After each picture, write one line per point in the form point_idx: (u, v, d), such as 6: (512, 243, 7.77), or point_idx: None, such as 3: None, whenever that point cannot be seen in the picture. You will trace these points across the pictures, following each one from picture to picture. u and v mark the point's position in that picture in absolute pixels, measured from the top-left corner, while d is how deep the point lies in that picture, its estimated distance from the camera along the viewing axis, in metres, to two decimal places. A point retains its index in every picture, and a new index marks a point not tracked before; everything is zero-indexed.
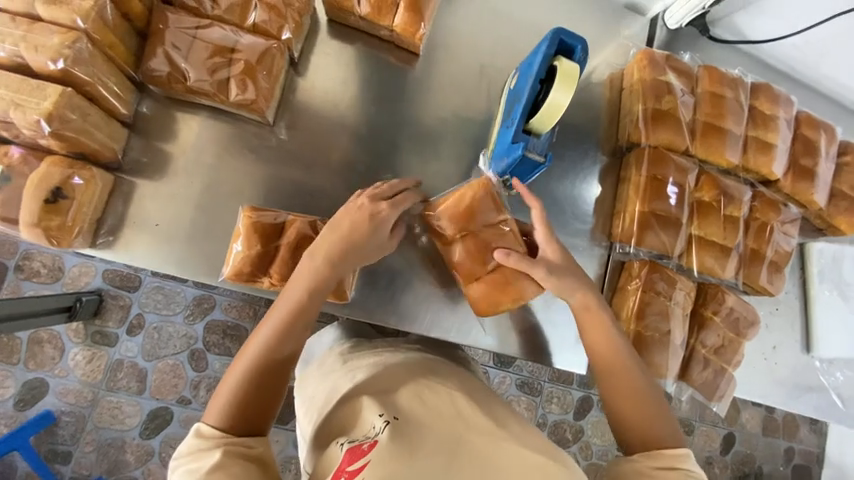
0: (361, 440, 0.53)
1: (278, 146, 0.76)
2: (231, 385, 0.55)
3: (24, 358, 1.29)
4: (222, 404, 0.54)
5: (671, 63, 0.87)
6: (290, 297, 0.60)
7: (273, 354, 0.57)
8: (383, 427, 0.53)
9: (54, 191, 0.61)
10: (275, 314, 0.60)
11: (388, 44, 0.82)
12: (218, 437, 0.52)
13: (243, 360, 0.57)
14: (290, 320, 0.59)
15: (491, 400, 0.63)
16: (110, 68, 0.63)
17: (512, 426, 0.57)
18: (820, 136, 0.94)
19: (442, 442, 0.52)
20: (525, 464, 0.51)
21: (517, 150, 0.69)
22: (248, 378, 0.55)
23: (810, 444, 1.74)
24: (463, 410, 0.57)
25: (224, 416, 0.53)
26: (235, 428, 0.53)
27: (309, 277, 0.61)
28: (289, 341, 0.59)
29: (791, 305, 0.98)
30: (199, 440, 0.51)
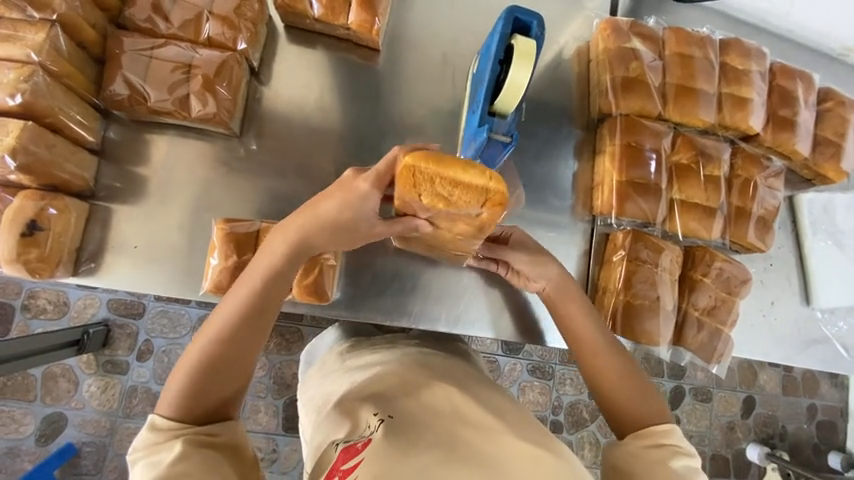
0: (356, 439, 0.53)
1: (249, 156, 0.76)
2: (185, 375, 0.55)
3: (39, 394, 1.31)
4: (176, 392, 0.54)
5: (636, 29, 0.86)
6: (248, 287, 0.59)
7: (228, 346, 0.56)
8: (378, 425, 0.53)
9: (30, 224, 0.61)
10: (230, 305, 0.58)
11: (347, 43, 0.82)
12: (175, 429, 0.52)
13: (198, 350, 0.56)
14: (245, 312, 0.58)
15: (491, 391, 0.62)
16: (70, 98, 0.64)
17: (512, 418, 0.56)
18: (797, 85, 0.92)
19: (437, 437, 0.52)
20: (523, 457, 0.49)
21: (482, 133, 0.69)
22: (203, 370, 0.55)
23: (831, 399, 1.72)
24: (459, 404, 0.57)
25: (179, 405, 0.53)
26: (192, 418, 0.54)
27: (270, 266, 0.59)
28: (246, 334, 0.57)
29: (785, 259, 0.97)
30: (156, 434, 0.51)
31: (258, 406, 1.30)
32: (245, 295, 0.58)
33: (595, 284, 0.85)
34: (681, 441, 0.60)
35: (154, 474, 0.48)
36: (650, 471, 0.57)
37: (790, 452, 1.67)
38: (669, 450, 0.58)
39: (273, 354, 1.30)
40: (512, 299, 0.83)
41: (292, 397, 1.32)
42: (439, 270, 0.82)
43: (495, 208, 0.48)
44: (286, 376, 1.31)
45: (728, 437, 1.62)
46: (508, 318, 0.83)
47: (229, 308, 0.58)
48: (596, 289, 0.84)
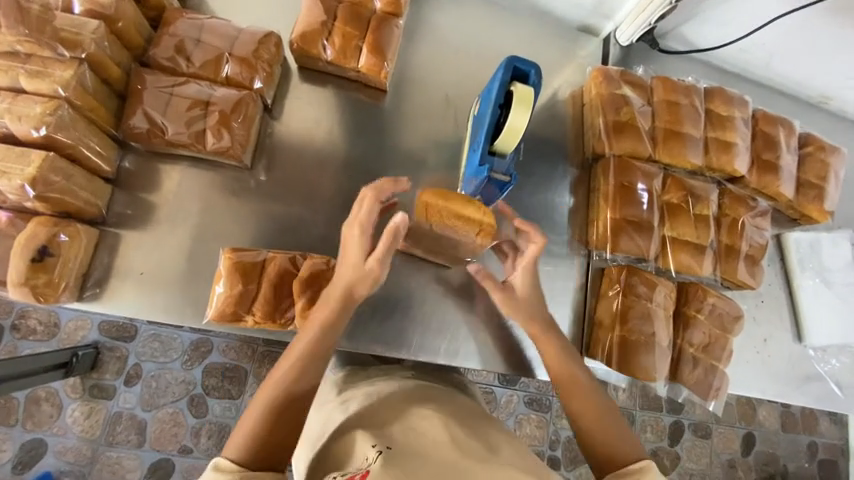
0: (354, 472, 0.51)
1: (258, 187, 0.79)
2: (251, 417, 0.56)
3: (20, 418, 1.27)
4: (239, 437, 0.55)
5: (626, 77, 0.92)
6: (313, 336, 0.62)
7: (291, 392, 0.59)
8: (376, 456, 0.51)
9: (40, 249, 0.63)
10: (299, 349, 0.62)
11: (357, 83, 0.87)
12: (237, 472, 0.51)
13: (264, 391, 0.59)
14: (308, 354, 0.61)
15: (484, 424, 0.63)
16: (91, 130, 0.67)
17: (510, 452, 0.57)
18: (778, 131, 0.98)
19: (438, 470, 0.50)
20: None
21: (483, 172, 0.73)
22: (266, 411, 0.56)
23: (831, 436, 1.70)
24: (459, 439, 0.56)
25: (243, 449, 0.54)
26: (253, 462, 0.53)
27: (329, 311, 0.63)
28: (306, 376, 0.60)
29: (776, 295, 0.99)
30: (219, 475, 0.50)
31: None
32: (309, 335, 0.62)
33: (592, 318, 0.87)
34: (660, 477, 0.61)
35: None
36: None
37: None
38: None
39: None
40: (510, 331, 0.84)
41: None
42: (438, 302, 0.83)
43: (485, 235, 0.71)
44: None
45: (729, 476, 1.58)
46: (506, 351, 0.84)
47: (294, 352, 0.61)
48: (592, 323, 0.86)
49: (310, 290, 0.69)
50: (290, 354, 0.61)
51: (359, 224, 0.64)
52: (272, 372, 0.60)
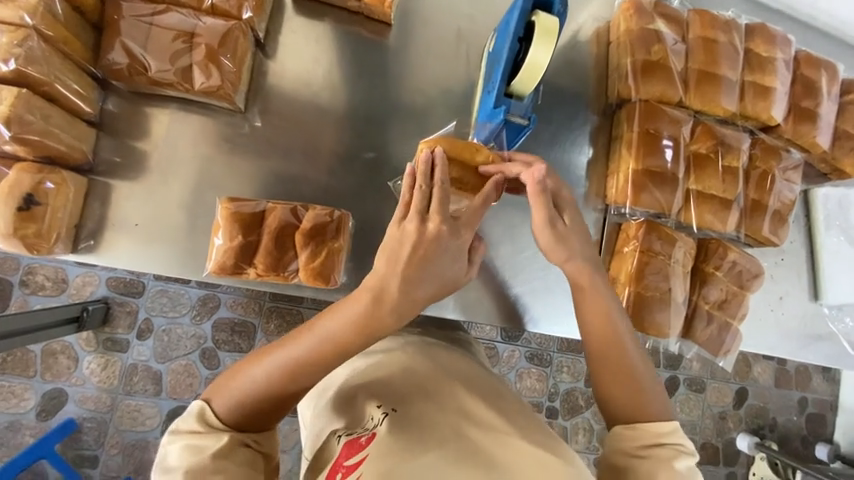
0: (359, 433, 0.53)
1: (253, 133, 0.73)
2: (239, 389, 0.50)
3: (39, 370, 1.31)
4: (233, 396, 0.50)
5: (660, 10, 0.82)
6: (336, 327, 0.51)
7: (298, 376, 0.50)
8: (381, 419, 0.52)
9: (27, 198, 0.59)
10: (316, 335, 0.51)
11: (357, 16, 0.78)
12: (220, 428, 0.49)
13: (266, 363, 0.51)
14: (319, 352, 0.50)
15: (498, 394, 0.60)
16: (66, 66, 0.60)
17: (517, 416, 0.55)
18: (822, 75, 0.89)
19: (441, 435, 0.50)
20: (526, 461, 0.48)
21: (498, 115, 0.66)
22: (256, 390, 0.50)
23: (822, 392, 1.74)
24: (463, 402, 0.55)
25: (230, 412, 0.50)
26: (237, 424, 0.50)
27: (365, 313, 0.50)
28: (314, 374, 0.51)
29: (796, 253, 0.96)
30: (203, 425, 0.49)
31: None
32: (331, 331, 0.50)
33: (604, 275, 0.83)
34: (683, 439, 0.57)
35: (196, 460, 0.47)
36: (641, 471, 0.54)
37: (779, 442, 1.70)
38: (670, 449, 0.55)
39: (274, 335, 1.38)
40: (519, 288, 0.82)
41: None
42: None
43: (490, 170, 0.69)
44: None
45: (719, 427, 1.64)
46: (515, 307, 0.82)
47: (309, 340, 0.50)
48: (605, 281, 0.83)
49: (313, 243, 0.66)
50: (303, 339, 0.51)
51: (467, 230, 0.55)
52: (274, 349, 0.51)
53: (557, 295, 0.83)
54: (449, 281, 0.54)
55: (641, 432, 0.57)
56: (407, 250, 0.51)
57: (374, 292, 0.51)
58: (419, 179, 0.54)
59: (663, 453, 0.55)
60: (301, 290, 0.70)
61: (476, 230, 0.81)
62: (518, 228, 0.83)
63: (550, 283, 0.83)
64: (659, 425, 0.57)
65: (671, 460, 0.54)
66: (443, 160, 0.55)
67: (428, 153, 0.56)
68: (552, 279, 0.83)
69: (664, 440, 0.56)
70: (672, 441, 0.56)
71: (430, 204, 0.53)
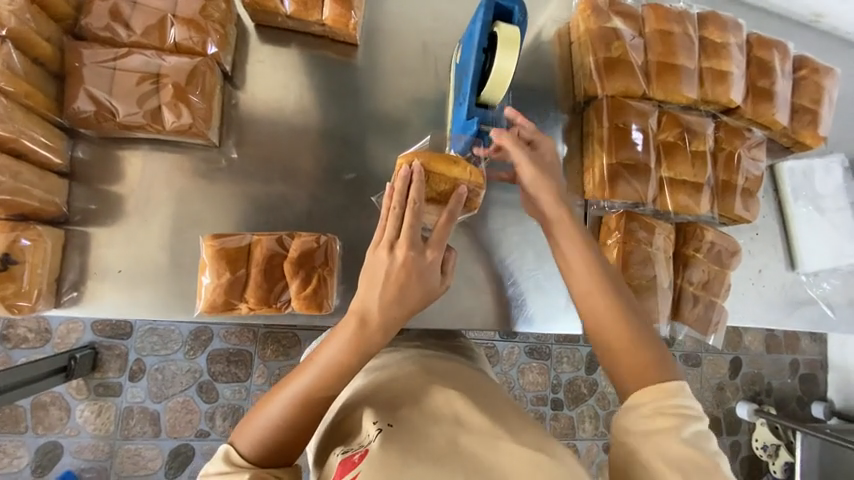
0: (354, 451, 0.51)
1: (231, 166, 0.73)
2: (259, 427, 0.49)
3: (30, 425, 1.26)
4: (253, 434, 0.49)
5: (616, 8, 0.85)
6: (335, 357, 0.50)
7: (306, 412, 0.49)
8: (375, 435, 0.50)
9: (2, 258, 0.58)
10: (317, 368, 0.50)
11: (323, 40, 0.79)
12: (246, 467, 0.47)
13: (276, 403, 0.50)
14: (323, 381, 0.50)
15: (500, 401, 0.60)
16: (31, 119, 0.59)
17: (520, 426, 0.54)
18: (773, 55, 0.93)
19: (436, 449, 0.49)
20: (522, 463, 0.47)
21: (472, 125, 0.68)
22: (274, 425, 0.48)
23: (812, 353, 1.80)
24: (460, 413, 0.54)
25: (254, 450, 0.48)
26: (264, 462, 0.48)
27: (356, 335, 0.50)
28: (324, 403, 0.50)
29: (770, 227, 1.00)
30: (230, 465, 0.47)
31: None
32: (331, 358, 0.50)
33: None
34: (691, 403, 0.52)
35: None
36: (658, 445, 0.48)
37: (777, 406, 1.75)
38: (678, 416, 0.50)
39: (271, 361, 1.36)
40: (511, 289, 0.83)
41: None
42: None
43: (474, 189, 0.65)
44: None
45: (719, 398, 1.69)
46: (509, 308, 0.83)
47: (313, 371, 0.50)
48: None
49: (303, 271, 0.66)
50: (307, 370, 0.50)
51: (442, 248, 0.55)
52: (285, 384, 0.51)
53: (548, 292, 0.85)
54: (431, 294, 0.55)
55: (644, 404, 0.51)
56: (388, 269, 0.52)
57: (361, 314, 0.51)
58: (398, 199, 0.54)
59: (668, 425, 0.49)
60: (294, 318, 0.70)
61: (463, 237, 0.82)
62: (503, 230, 0.84)
63: (540, 281, 0.85)
64: (665, 392, 0.51)
65: (680, 431, 0.49)
66: (421, 174, 0.54)
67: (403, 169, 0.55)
68: (542, 277, 0.85)
69: (671, 409, 0.50)
70: (679, 407, 0.50)
71: (401, 231, 0.53)
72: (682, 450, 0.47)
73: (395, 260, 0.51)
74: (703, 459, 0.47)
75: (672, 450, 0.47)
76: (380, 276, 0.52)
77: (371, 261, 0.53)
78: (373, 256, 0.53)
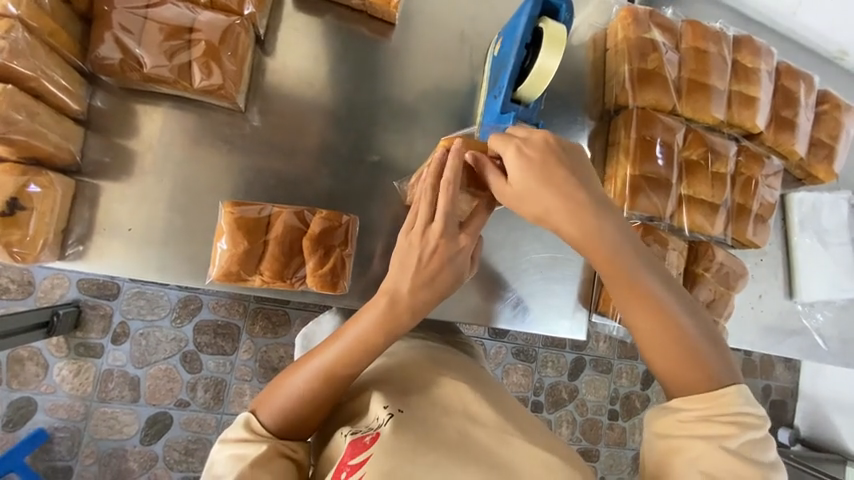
0: (364, 433, 0.50)
1: (253, 133, 0.70)
2: (279, 399, 0.50)
3: (5, 378, 1.23)
4: (274, 404, 0.50)
5: (655, 19, 0.85)
6: (360, 335, 0.50)
7: (328, 386, 0.50)
8: (386, 420, 0.50)
9: (10, 203, 0.55)
10: (341, 344, 0.50)
11: (360, 15, 0.76)
12: (264, 437, 0.49)
13: (299, 375, 0.50)
14: (348, 357, 0.50)
15: (508, 398, 0.60)
16: (53, 59, 0.56)
17: (526, 423, 0.55)
18: (800, 86, 0.94)
19: (447, 440, 0.49)
20: (535, 463, 0.48)
21: (506, 121, 0.67)
22: (296, 396, 0.49)
23: (785, 380, 1.82)
24: (470, 406, 0.53)
25: (274, 419, 0.50)
26: (283, 431, 0.50)
27: (384, 316, 0.50)
28: (346, 381, 0.51)
29: (774, 254, 1.02)
30: (247, 433, 0.49)
31: None
32: (358, 335, 0.50)
33: (601, 277, 0.86)
34: (750, 409, 0.50)
35: (239, 469, 0.46)
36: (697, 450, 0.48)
37: None
38: (726, 424, 0.49)
39: (259, 337, 1.34)
40: (518, 289, 0.83)
41: None
42: None
43: None
44: None
45: None
46: (514, 308, 0.83)
47: (337, 346, 0.50)
48: (603, 283, 0.86)
49: (320, 249, 0.65)
50: (333, 344, 0.51)
51: (475, 237, 0.54)
52: (310, 356, 0.51)
53: (554, 295, 0.85)
54: (461, 282, 0.54)
55: (689, 409, 0.50)
56: (425, 250, 0.51)
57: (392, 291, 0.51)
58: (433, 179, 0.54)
59: (714, 431, 0.48)
60: (304, 296, 0.69)
61: None
62: (517, 230, 0.84)
63: (548, 284, 0.85)
64: (709, 398, 0.50)
65: (725, 440, 0.48)
66: (459, 157, 0.53)
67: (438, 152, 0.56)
68: (550, 280, 0.85)
69: (721, 415, 0.49)
70: (731, 415, 0.49)
71: (435, 215, 0.52)
72: (727, 460, 0.47)
73: (430, 244, 0.50)
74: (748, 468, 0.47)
75: (717, 458, 0.47)
76: (416, 257, 0.51)
77: (403, 243, 0.52)
78: (405, 240, 0.52)
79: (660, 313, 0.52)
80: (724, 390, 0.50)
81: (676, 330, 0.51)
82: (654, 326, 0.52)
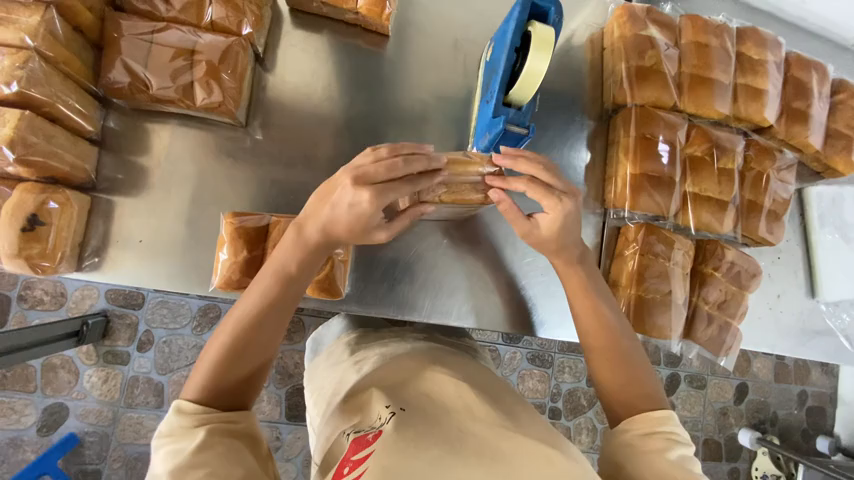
0: (367, 430, 0.51)
1: (255, 146, 0.74)
2: (205, 368, 0.53)
3: (39, 385, 1.30)
4: (204, 372, 0.52)
5: (652, 16, 0.84)
6: (273, 270, 0.58)
7: (254, 329, 0.55)
8: (389, 417, 0.50)
9: (30, 218, 0.59)
10: (263, 282, 0.57)
11: (355, 28, 0.79)
12: (201, 413, 0.50)
13: (227, 328, 0.55)
14: (270, 299, 0.56)
15: (506, 395, 0.58)
16: (68, 85, 0.61)
17: (523, 418, 0.52)
18: (812, 76, 0.91)
19: (446, 439, 0.47)
20: (531, 455, 0.45)
21: (498, 124, 0.67)
22: (224, 355, 0.53)
23: (822, 386, 1.71)
24: (471, 404, 0.52)
25: (206, 391, 0.52)
26: (216, 403, 0.52)
27: (296, 248, 0.58)
28: (273, 320, 0.56)
29: (793, 251, 0.97)
30: (180, 418, 0.49)
31: (261, 395, 1.29)
32: (278, 270, 0.58)
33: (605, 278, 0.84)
34: (678, 428, 0.56)
35: (176, 463, 0.45)
36: (642, 463, 0.52)
37: (781, 437, 1.67)
38: (663, 439, 0.54)
39: None
40: (521, 292, 0.83)
41: (294, 386, 1.31)
42: (446, 263, 0.81)
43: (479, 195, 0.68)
44: (288, 366, 1.30)
45: (721, 423, 1.62)
46: (518, 311, 0.83)
47: (258, 286, 0.57)
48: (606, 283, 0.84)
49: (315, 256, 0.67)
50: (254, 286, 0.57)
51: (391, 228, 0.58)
52: (233, 310, 0.56)
53: (559, 298, 0.84)
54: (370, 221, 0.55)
55: (634, 426, 0.56)
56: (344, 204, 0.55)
57: (309, 233, 0.58)
58: (390, 198, 0.54)
59: (656, 446, 0.53)
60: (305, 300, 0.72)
61: (477, 237, 0.82)
62: None
63: (551, 288, 0.84)
64: (647, 417, 0.56)
65: (665, 451, 0.53)
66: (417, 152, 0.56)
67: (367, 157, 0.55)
68: (554, 285, 0.84)
69: (657, 432, 0.55)
70: (665, 432, 0.55)
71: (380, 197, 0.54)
72: (670, 469, 0.51)
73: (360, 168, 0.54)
74: (689, 476, 0.51)
75: (659, 467, 0.51)
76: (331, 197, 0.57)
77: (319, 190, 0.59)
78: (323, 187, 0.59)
79: (611, 347, 0.62)
80: (658, 412, 0.57)
81: (626, 361, 0.61)
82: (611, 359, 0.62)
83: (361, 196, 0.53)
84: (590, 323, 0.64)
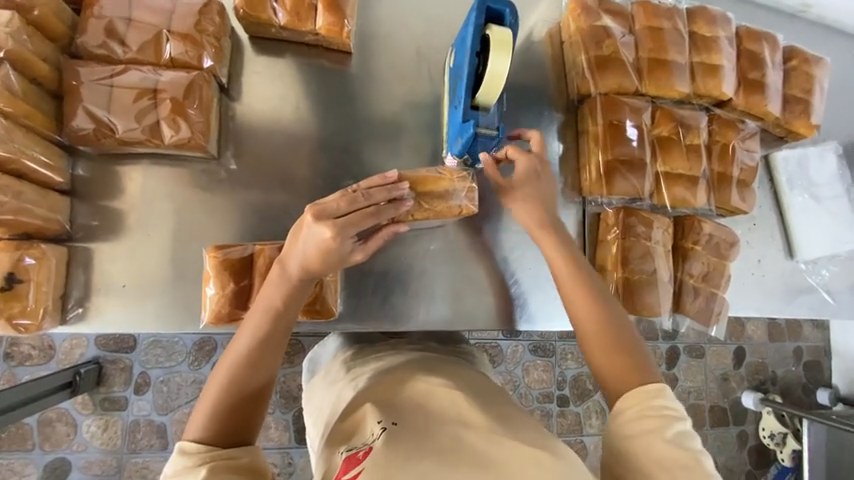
0: (358, 448, 0.51)
1: (231, 177, 0.73)
2: (207, 409, 0.52)
3: (37, 442, 1.26)
4: (205, 414, 0.52)
5: (605, 6, 0.86)
6: (263, 306, 0.58)
7: (253, 365, 0.55)
8: (379, 434, 0.50)
9: (8, 277, 0.58)
10: (255, 318, 0.57)
11: (318, 48, 0.79)
12: (204, 452, 0.49)
13: (226, 367, 0.55)
14: (264, 333, 0.56)
15: (498, 399, 0.58)
16: (32, 138, 0.60)
17: (517, 422, 0.53)
18: (763, 46, 0.94)
19: (439, 449, 0.48)
20: (523, 461, 0.46)
21: (469, 128, 0.68)
22: (224, 394, 0.53)
23: (815, 340, 1.76)
24: (464, 413, 0.53)
25: (208, 430, 0.51)
26: (222, 441, 0.51)
27: (283, 281, 0.59)
28: (271, 354, 0.56)
29: (767, 216, 1.01)
30: (184, 458, 0.48)
31: (267, 422, 1.27)
32: (268, 306, 0.58)
33: (592, 265, 0.86)
34: (672, 404, 0.56)
35: None
36: (639, 442, 0.53)
37: (782, 395, 1.72)
38: (657, 416, 0.54)
39: None
40: (513, 288, 0.84)
41: (300, 408, 1.30)
42: (435, 268, 0.81)
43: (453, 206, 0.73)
44: (292, 389, 1.28)
45: (724, 389, 1.66)
46: (512, 307, 0.84)
47: (252, 322, 0.57)
48: (594, 270, 0.86)
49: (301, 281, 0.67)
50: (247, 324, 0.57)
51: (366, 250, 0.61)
52: (230, 349, 0.56)
53: (550, 289, 0.85)
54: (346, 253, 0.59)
55: (629, 408, 0.56)
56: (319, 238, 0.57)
57: (292, 267, 0.59)
58: (352, 233, 0.58)
59: (653, 424, 0.53)
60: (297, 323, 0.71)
61: (463, 239, 0.83)
62: (504, 231, 0.85)
63: (541, 280, 0.85)
64: (644, 396, 0.56)
65: (663, 429, 0.53)
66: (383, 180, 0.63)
67: (331, 195, 0.59)
68: (544, 277, 0.85)
69: (650, 409, 0.55)
70: (663, 409, 0.55)
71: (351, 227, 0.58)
72: (667, 448, 0.51)
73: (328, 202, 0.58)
74: (686, 455, 0.51)
75: (658, 448, 0.51)
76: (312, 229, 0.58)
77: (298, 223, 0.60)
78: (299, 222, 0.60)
79: (603, 327, 0.63)
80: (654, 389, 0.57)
81: (621, 340, 0.62)
82: (601, 336, 0.63)
83: (323, 232, 0.56)
84: (585, 314, 0.65)
